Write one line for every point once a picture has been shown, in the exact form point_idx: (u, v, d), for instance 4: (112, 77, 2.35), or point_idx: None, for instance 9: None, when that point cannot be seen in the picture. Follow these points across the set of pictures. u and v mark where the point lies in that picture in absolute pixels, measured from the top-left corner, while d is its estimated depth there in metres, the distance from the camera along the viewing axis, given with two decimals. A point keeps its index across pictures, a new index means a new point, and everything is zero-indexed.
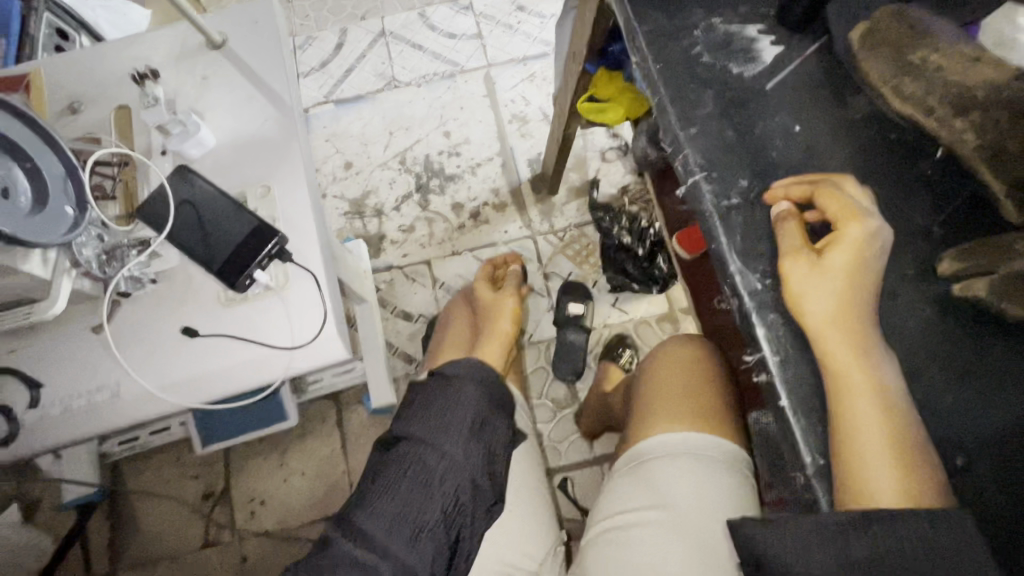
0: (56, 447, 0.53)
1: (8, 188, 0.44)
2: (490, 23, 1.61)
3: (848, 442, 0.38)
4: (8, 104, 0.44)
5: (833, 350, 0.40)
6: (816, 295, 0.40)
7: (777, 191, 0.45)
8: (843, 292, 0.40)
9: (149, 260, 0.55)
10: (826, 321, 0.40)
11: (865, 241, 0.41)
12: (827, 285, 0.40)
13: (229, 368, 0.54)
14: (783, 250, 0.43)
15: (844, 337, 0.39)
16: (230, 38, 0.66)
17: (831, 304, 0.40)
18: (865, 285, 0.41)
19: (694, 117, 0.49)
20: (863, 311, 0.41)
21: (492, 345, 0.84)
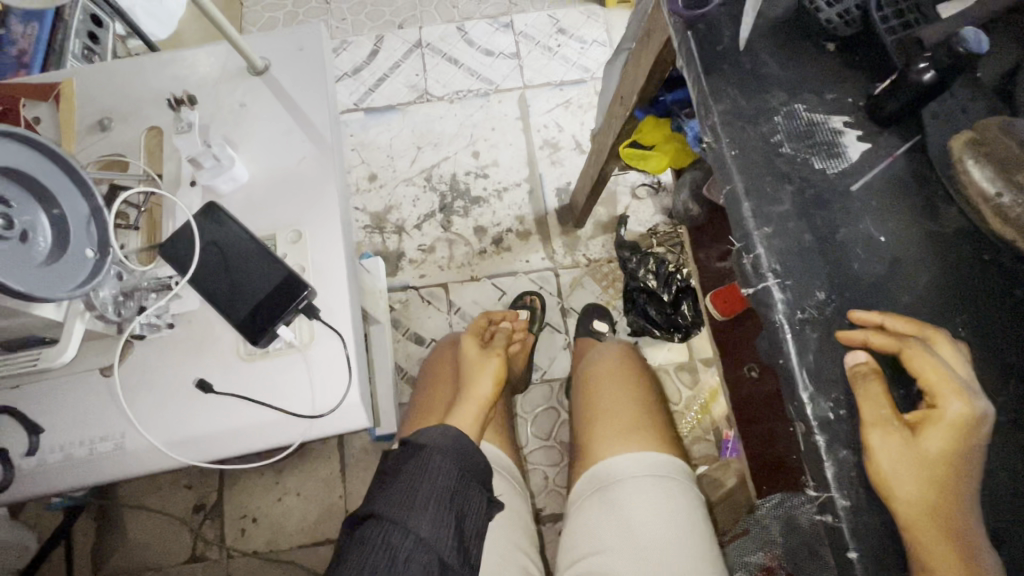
0: (51, 495, 0.50)
1: (28, 234, 0.41)
2: (530, 44, 1.57)
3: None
4: (36, 142, 0.41)
5: (922, 539, 0.36)
6: (905, 479, 0.36)
7: (857, 336, 0.40)
8: (938, 480, 0.36)
9: (169, 302, 0.52)
10: (921, 509, 0.36)
11: (968, 418, 0.37)
12: (918, 469, 0.36)
13: (243, 429, 0.50)
14: (867, 417, 0.39)
15: (939, 530, 0.36)
16: (272, 64, 0.62)
17: (923, 491, 0.36)
18: (963, 470, 0.37)
19: (769, 215, 0.45)
20: (961, 499, 0.36)
21: (465, 411, 0.77)
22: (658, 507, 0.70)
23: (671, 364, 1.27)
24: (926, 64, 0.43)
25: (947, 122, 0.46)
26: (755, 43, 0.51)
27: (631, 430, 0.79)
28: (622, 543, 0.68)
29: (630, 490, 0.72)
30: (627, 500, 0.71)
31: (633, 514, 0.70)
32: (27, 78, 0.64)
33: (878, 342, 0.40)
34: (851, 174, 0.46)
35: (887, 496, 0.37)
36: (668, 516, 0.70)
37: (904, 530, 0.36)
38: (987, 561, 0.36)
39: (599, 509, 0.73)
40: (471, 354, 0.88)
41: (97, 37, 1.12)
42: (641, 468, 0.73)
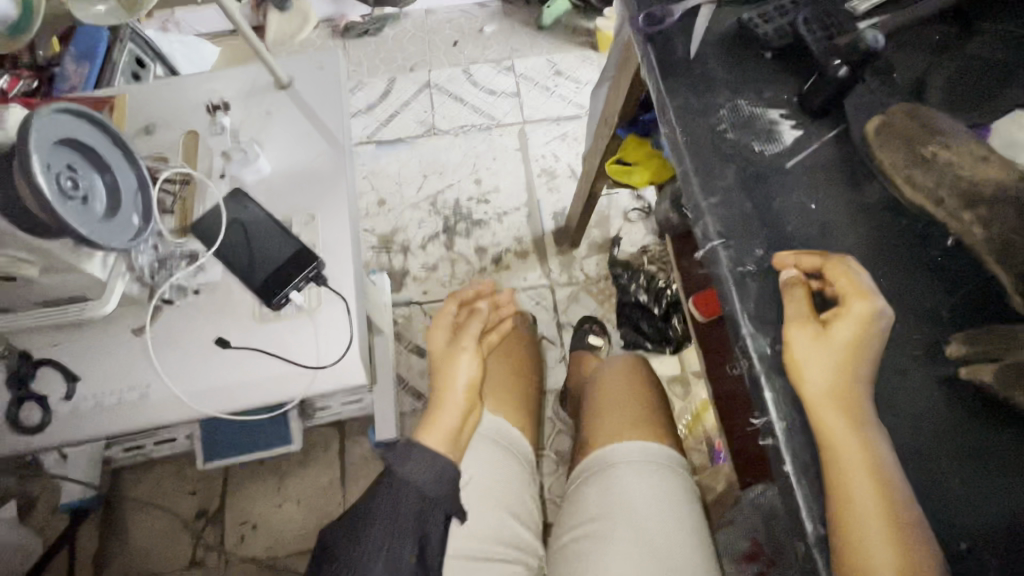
0: (83, 441, 0.55)
1: (89, 196, 0.48)
2: (529, 84, 1.71)
3: (843, 509, 0.39)
4: (99, 122, 0.50)
5: (828, 419, 0.41)
6: (815, 364, 0.42)
7: (786, 258, 0.48)
8: (843, 364, 0.42)
9: (196, 272, 0.60)
10: (826, 392, 0.42)
11: (867, 316, 0.44)
12: (826, 355, 0.42)
13: (256, 381, 0.56)
14: (790, 317, 0.45)
15: (838, 407, 0.41)
16: (296, 79, 0.72)
17: (828, 376, 0.42)
18: (865, 360, 0.43)
19: (716, 186, 0.52)
20: (864, 386, 0.42)
21: (438, 421, 0.70)
22: (647, 480, 0.73)
23: (663, 376, 1.30)
24: (840, 62, 0.51)
25: (867, 111, 0.54)
26: (704, 53, 0.59)
27: (627, 413, 0.82)
28: (609, 513, 0.70)
29: (629, 471, 0.73)
30: (624, 478, 0.73)
31: (622, 488, 0.72)
32: (87, 94, 0.74)
33: (805, 264, 0.47)
34: (785, 154, 0.54)
35: (797, 378, 0.43)
36: (658, 497, 0.71)
37: (812, 413, 0.42)
38: (883, 445, 0.40)
39: (588, 475, 0.77)
40: (439, 345, 0.79)
41: (138, 76, 1.26)
42: (637, 450, 0.75)
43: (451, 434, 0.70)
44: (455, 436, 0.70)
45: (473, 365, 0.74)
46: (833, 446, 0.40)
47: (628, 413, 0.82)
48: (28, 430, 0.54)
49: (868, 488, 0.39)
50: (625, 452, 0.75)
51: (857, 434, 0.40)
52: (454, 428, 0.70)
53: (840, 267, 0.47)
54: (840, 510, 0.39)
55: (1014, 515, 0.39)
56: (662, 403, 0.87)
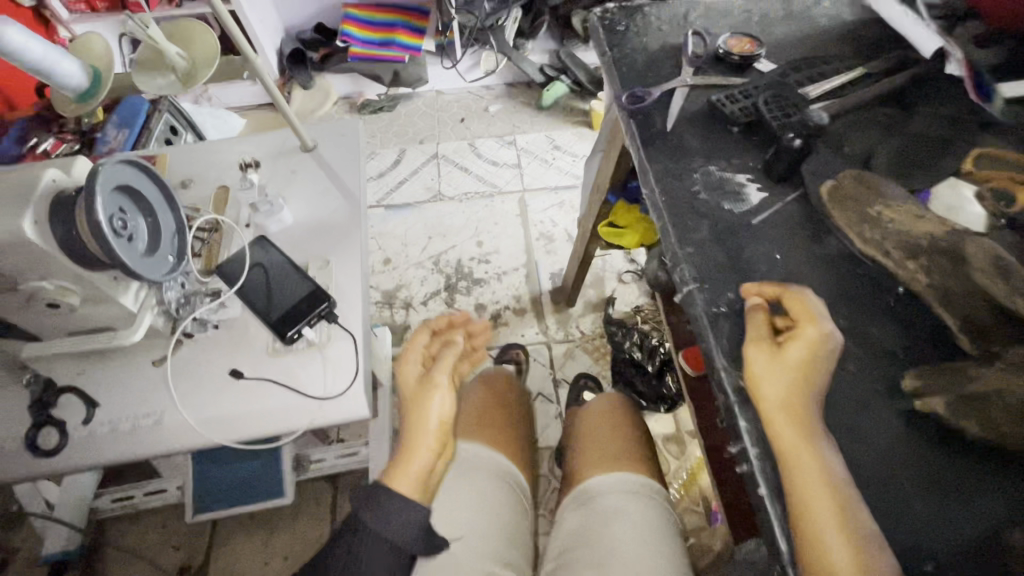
0: (94, 466, 0.58)
1: (134, 233, 0.55)
2: (529, 157, 1.85)
3: (802, 515, 0.41)
4: (149, 170, 0.57)
5: (780, 431, 0.45)
6: (771, 380, 0.46)
7: (751, 288, 0.54)
8: (796, 382, 0.46)
9: (217, 308, 0.65)
10: (778, 405, 0.45)
11: (817, 339, 0.49)
12: (781, 374, 0.46)
13: (265, 410, 0.59)
14: (749, 337, 0.50)
15: (790, 420, 0.45)
16: (320, 145, 0.82)
17: (784, 391, 0.46)
18: (816, 379, 0.47)
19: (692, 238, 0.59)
20: (812, 401, 0.46)
21: (407, 462, 0.60)
22: (627, 505, 0.74)
23: (659, 434, 1.31)
24: (794, 135, 0.60)
25: (822, 176, 0.61)
26: (680, 127, 0.68)
27: (603, 453, 0.84)
28: (591, 539, 0.71)
29: (610, 498, 0.75)
30: (606, 504, 0.75)
31: (604, 513, 0.74)
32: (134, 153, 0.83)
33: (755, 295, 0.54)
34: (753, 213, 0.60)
35: (757, 395, 0.46)
36: (639, 531, 0.71)
37: (769, 425, 0.45)
38: (832, 457, 0.44)
39: (573, 513, 0.78)
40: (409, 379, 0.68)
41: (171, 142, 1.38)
42: (619, 480, 0.78)
43: (424, 477, 0.61)
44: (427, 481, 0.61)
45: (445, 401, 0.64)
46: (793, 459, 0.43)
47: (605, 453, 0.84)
48: (44, 452, 0.57)
49: (821, 495, 0.42)
50: (608, 482, 0.77)
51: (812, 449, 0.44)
52: (427, 470, 0.61)
53: (788, 297, 0.52)
54: (802, 522, 0.41)
55: (977, 538, 0.42)
56: (652, 448, 0.87)
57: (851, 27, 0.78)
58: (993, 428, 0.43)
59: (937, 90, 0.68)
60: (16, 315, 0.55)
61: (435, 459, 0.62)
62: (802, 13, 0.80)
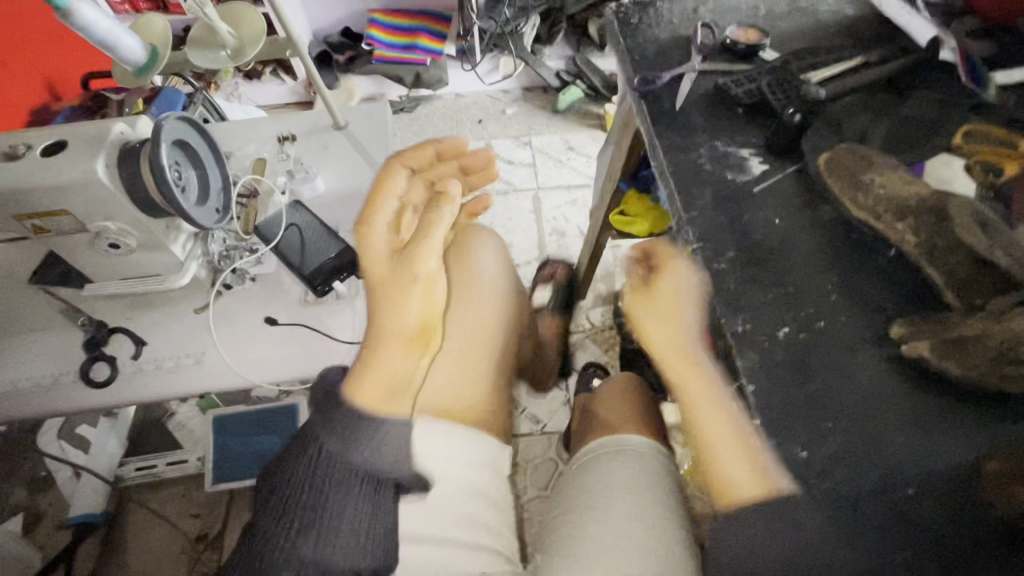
0: (139, 399, 0.63)
1: (187, 183, 0.61)
2: (544, 156, 1.91)
3: (705, 451, 0.51)
4: (201, 127, 0.63)
5: (673, 371, 0.56)
6: (654, 327, 0.58)
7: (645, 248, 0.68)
8: (666, 317, 0.58)
9: (254, 263, 0.70)
10: (666, 346, 0.57)
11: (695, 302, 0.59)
12: (657, 314, 0.59)
13: (297, 354, 0.65)
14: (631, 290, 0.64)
15: (673, 358, 0.56)
16: (351, 123, 0.87)
17: (664, 332, 0.58)
18: (690, 309, 0.58)
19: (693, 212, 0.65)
20: (688, 335, 0.57)
21: (373, 368, 0.51)
22: (634, 461, 0.76)
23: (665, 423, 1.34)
24: (794, 110, 0.65)
25: (820, 151, 0.66)
26: (687, 107, 0.73)
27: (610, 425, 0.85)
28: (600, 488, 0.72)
29: (617, 456, 0.77)
30: (613, 461, 0.76)
31: (612, 468, 0.75)
32: None
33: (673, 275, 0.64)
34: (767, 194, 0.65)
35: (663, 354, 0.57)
36: (642, 482, 0.73)
37: (665, 370, 0.56)
38: (718, 382, 0.54)
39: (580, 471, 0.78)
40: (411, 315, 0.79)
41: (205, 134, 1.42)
42: (629, 441, 0.79)
43: (393, 386, 0.51)
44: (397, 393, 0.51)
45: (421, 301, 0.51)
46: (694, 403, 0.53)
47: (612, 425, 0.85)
48: (95, 383, 0.62)
49: (711, 422, 0.51)
50: (618, 442, 0.79)
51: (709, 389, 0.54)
52: (394, 377, 0.51)
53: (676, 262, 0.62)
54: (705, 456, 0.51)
55: (954, 467, 0.46)
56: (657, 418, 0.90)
57: (852, 21, 0.83)
58: (973, 368, 0.47)
59: (932, 76, 0.72)
60: (78, 255, 0.61)
61: (406, 365, 0.50)
62: (806, 8, 0.84)
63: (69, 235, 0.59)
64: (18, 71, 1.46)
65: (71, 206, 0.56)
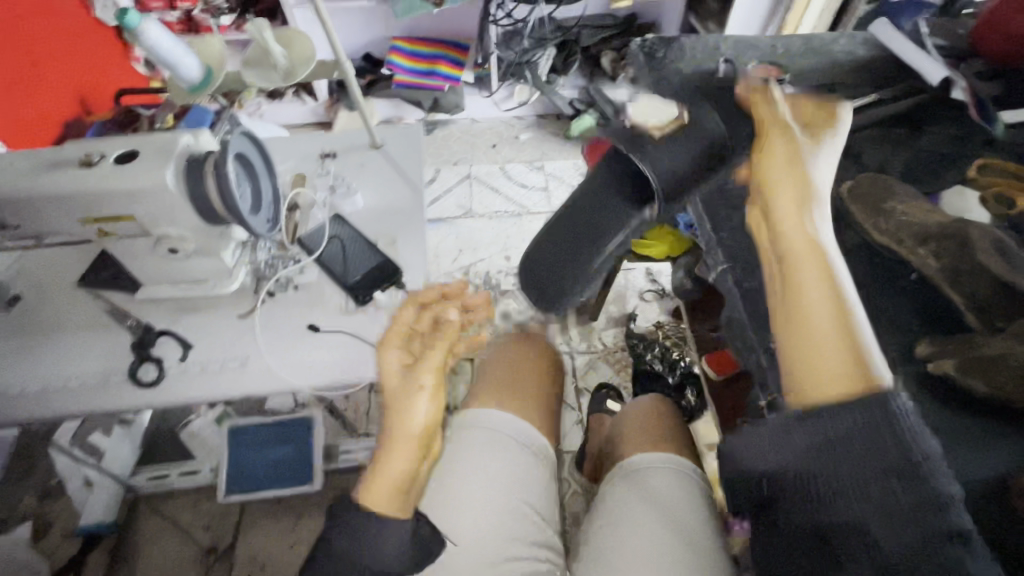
0: (183, 400, 0.65)
1: (244, 193, 0.63)
2: (557, 181, 1.96)
3: (804, 344, 0.46)
4: (258, 142, 0.66)
5: (789, 236, 0.51)
6: (780, 185, 0.53)
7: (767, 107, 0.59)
8: (795, 177, 0.53)
9: (298, 271, 0.73)
10: (792, 223, 0.51)
11: (802, 186, 0.52)
12: (781, 173, 0.53)
13: (340, 361, 0.67)
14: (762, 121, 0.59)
15: (795, 224, 0.51)
16: (387, 143, 0.91)
17: (788, 192, 0.52)
18: (799, 174, 0.53)
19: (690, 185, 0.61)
20: (797, 214, 0.51)
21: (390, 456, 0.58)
22: (672, 480, 0.75)
23: None
24: None
25: (840, 180, 0.70)
26: None
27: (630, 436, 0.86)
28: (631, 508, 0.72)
29: (657, 473, 0.76)
30: (653, 478, 0.75)
31: (651, 483, 0.75)
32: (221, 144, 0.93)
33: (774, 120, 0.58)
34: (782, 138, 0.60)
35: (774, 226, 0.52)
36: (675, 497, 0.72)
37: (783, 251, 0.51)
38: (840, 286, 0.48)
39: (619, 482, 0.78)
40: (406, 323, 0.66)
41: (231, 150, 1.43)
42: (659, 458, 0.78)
43: (410, 472, 0.58)
44: (405, 491, 0.58)
45: (435, 402, 0.59)
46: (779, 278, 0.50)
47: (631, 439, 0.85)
48: (143, 382, 0.64)
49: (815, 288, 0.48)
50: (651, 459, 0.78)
51: (823, 288, 0.48)
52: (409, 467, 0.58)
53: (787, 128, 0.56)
54: (800, 347, 0.46)
55: (983, 483, 0.48)
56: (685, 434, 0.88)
57: (865, 61, 0.88)
58: (997, 386, 0.49)
59: (944, 112, 0.76)
60: (136, 259, 0.64)
61: (414, 461, 0.58)
62: (821, 48, 0.90)
63: (132, 238, 0.62)
64: (54, 85, 1.51)
65: (138, 212, 0.59)
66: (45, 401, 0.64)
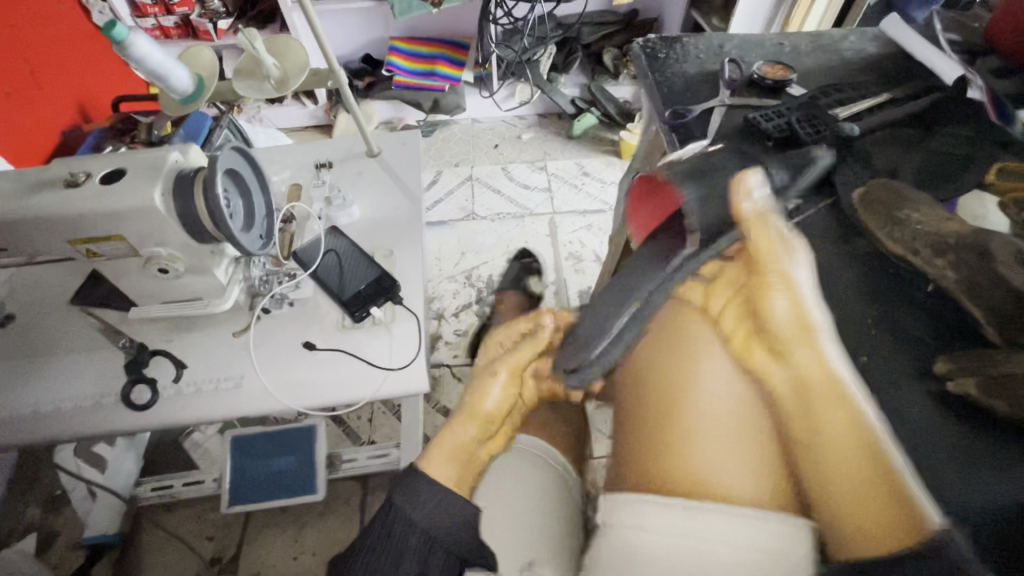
0: (176, 423, 0.63)
1: (235, 210, 0.62)
2: (560, 182, 1.94)
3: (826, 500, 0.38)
4: (250, 157, 0.65)
5: (801, 375, 0.41)
6: (780, 322, 0.43)
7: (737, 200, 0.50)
8: (794, 304, 0.42)
9: (294, 287, 0.71)
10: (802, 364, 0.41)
11: (797, 311, 0.42)
12: (781, 306, 0.43)
13: (336, 379, 0.65)
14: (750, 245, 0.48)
15: (808, 362, 0.41)
16: (384, 151, 0.89)
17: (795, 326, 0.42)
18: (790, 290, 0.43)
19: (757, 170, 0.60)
20: (803, 344, 0.41)
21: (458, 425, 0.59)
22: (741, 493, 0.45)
23: None
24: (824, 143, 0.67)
25: (852, 186, 0.67)
26: (719, 139, 0.75)
27: (650, 393, 0.56)
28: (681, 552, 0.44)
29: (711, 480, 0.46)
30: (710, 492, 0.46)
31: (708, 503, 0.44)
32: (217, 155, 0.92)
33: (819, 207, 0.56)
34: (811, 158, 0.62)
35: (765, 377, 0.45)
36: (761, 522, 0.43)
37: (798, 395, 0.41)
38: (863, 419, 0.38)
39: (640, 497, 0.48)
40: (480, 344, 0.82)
41: None
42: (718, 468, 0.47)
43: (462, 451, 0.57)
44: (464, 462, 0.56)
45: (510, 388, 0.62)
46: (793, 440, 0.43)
47: (638, 412, 0.56)
48: (136, 405, 0.63)
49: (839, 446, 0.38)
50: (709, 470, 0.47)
51: (841, 435, 0.38)
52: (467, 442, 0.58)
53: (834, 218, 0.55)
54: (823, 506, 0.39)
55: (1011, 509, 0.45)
56: None
57: (875, 59, 0.85)
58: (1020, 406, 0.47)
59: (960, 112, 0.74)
60: (127, 279, 0.63)
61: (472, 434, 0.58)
62: (829, 46, 0.87)
63: (121, 258, 0.60)
64: (52, 93, 1.50)
65: (126, 232, 0.57)
66: (37, 425, 0.63)
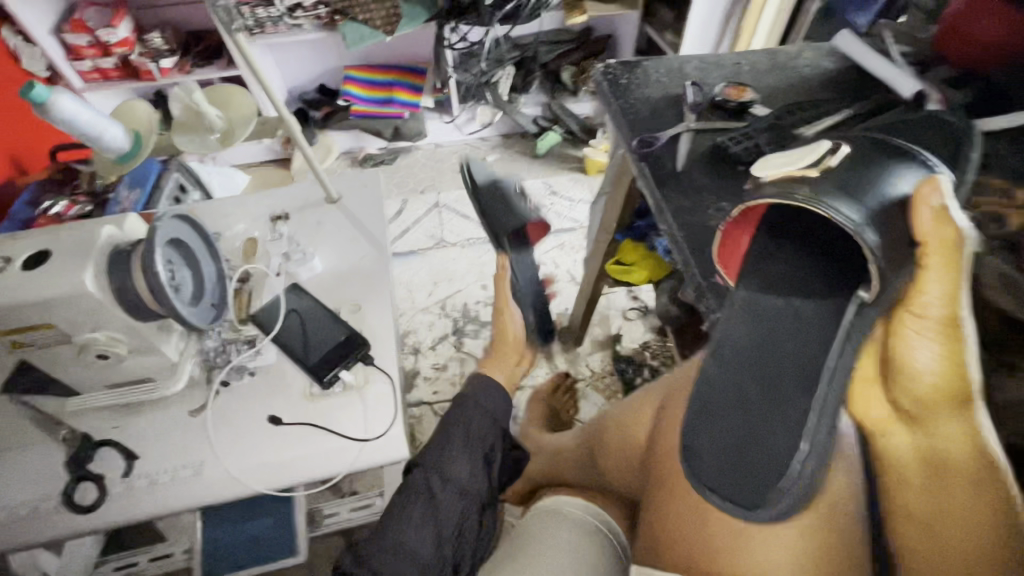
0: (128, 522, 0.57)
1: (181, 283, 0.56)
2: (528, 202, 1.92)
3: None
4: (192, 220, 0.59)
5: (947, 452, 0.38)
6: (919, 374, 0.40)
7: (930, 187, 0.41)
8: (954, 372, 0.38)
9: (254, 355, 0.66)
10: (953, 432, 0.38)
11: (957, 371, 0.38)
12: (926, 352, 0.39)
13: (307, 456, 0.60)
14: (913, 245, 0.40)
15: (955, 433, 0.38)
16: (344, 196, 0.84)
17: (942, 375, 0.39)
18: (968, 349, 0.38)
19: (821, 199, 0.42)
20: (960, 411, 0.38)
21: None
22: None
23: None
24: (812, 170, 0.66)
25: None
26: (690, 166, 0.74)
27: (750, 444, 0.45)
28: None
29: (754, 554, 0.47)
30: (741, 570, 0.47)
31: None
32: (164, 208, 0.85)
33: (921, 230, 0.40)
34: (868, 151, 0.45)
35: (882, 438, 0.44)
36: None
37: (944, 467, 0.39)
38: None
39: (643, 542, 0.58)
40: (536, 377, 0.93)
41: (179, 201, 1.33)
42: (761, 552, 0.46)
43: None
44: None
45: None
46: (897, 494, 0.42)
47: (737, 468, 0.45)
48: (81, 508, 0.56)
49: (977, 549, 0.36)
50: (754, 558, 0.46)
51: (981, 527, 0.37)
52: None
53: (953, 242, 0.38)
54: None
55: None
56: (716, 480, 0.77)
57: (832, 75, 0.85)
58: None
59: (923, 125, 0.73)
60: (64, 366, 0.57)
61: None
62: (786, 64, 0.87)
63: (53, 347, 0.54)
64: None
65: (56, 319, 0.51)
66: None
